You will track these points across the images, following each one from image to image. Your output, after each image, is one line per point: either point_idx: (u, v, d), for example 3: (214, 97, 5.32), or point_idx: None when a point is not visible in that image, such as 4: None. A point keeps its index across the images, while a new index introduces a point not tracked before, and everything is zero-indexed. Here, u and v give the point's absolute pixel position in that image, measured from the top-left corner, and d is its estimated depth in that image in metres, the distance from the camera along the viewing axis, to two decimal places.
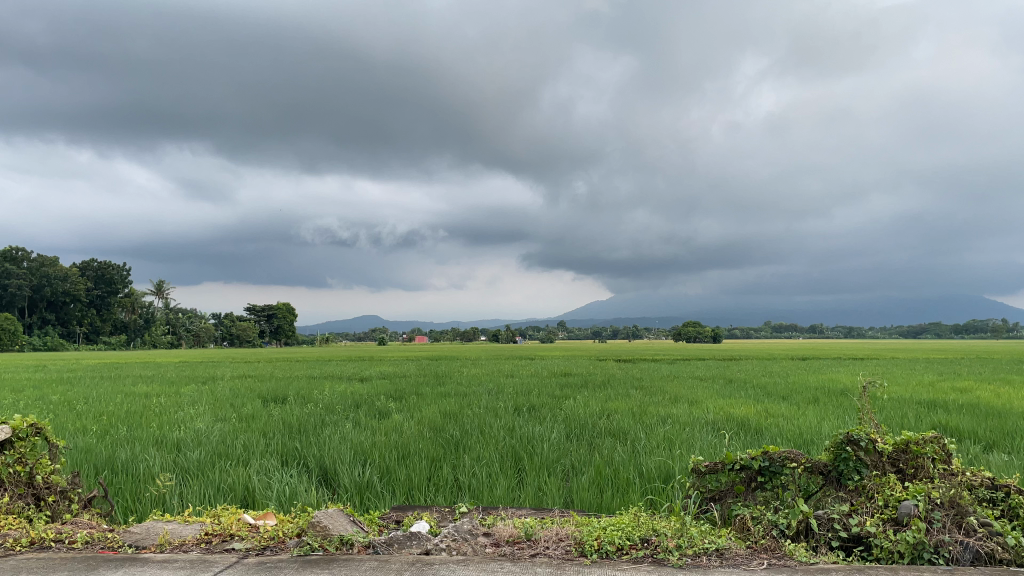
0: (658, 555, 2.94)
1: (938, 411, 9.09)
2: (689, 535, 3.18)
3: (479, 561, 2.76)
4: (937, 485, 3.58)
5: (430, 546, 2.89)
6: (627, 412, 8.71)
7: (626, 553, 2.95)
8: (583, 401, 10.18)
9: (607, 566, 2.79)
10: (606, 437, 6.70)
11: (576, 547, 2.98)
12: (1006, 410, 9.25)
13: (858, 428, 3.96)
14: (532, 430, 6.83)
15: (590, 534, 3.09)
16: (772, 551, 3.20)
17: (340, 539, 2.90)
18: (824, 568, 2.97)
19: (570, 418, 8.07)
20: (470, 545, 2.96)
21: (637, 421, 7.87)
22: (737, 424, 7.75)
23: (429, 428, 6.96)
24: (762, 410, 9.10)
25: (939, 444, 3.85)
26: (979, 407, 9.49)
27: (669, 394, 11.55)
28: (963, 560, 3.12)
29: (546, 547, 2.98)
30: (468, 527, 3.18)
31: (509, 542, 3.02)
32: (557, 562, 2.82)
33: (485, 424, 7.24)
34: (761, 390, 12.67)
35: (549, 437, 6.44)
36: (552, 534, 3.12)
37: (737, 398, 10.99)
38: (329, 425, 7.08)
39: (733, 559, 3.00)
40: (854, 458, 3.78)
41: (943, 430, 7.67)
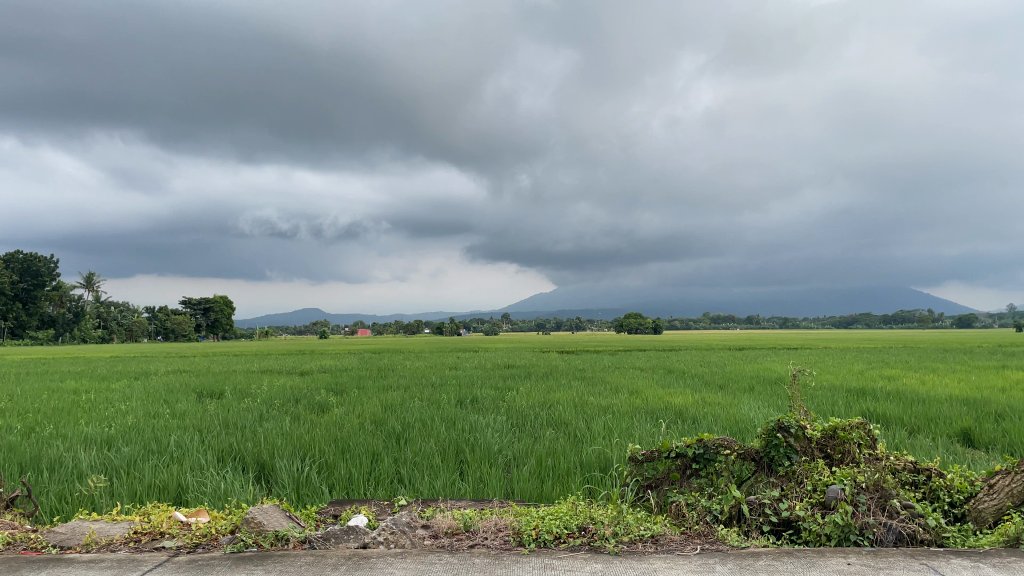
0: (595, 543, 2.99)
1: (867, 399, 9.45)
2: (625, 522, 3.24)
3: (417, 554, 2.76)
4: (863, 469, 3.72)
5: (367, 539, 2.87)
6: (568, 403, 8.80)
7: (563, 541, 2.99)
8: (524, 392, 10.23)
9: (544, 555, 2.83)
10: (548, 428, 6.75)
11: (515, 537, 3.01)
12: (929, 396, 9.66)
13: (789, 415, 4.10)
14: (474, 422, 6.84)
15: (528, 523, 3.11)
16: (705, 536, 3.29)
17: (275, 535, 2.87)
18: (753, 552, 3.06)
19: (512, 409, 8.11)
20: (408, 538, 2.95)
21: (578, 411, 7.97)
22: (675, 413, 7.91)
23: (370, 422, 6.91)
24: (700, 399, 9.31)
25: (865, 430, 4.01)
26: (904, 394, 9.90)
27: (609, 384, 11.70)
28: (886, 541, 3.26)
29: (484, 538, 3.00)
30: (407, 519, 3.18)
31: (447, 534, 3.03)
32: (495, 552, 2.83)
33: (426, 417, 7.23)
34: (699, 380, 12.96)
35: (491, 429, 6.46)
36: (490, 526, 3.13)
37: (676, 387, 11.21)
38: (267, 420, 6.97)
39: (668, 545, 3.07)
40: (784, 445, 3.90)
41: (870, 416, 7.99)
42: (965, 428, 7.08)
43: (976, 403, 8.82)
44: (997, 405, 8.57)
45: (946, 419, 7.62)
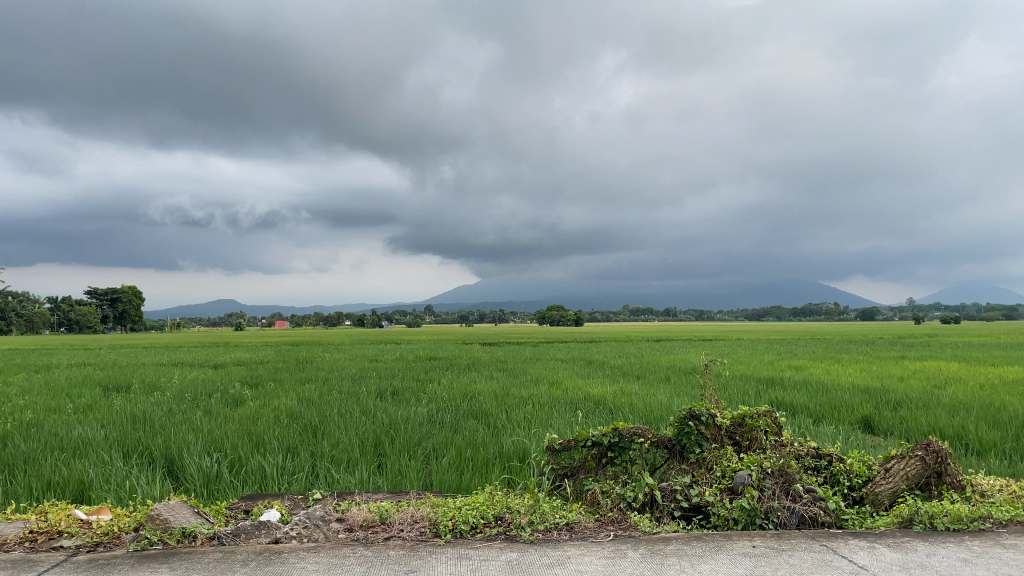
0: (511, 532, 3.02)
1: (776, 388, 9.81)
2: (541, 511, 3.28)
3: (330, 548, 2.73)
4: (769, 455, 3.86)
5: (279, 534, 2.83)
6: (489, 395, 8.82)
7: (479, 531, 3.01)
8: (444, 384, 10.21)
9: (461, 545, 2.84)
10: (468, 420, 6.76)
11: (431, 529, 3.01)
12: (834, 386, 10.09)
13: (700, 404, 4.23)
14: (394, 414, 6.79)
15: (444, 514, 3.11)
16: (619, 523, 3.36)
17: (182, 532, 2.79)
18: (664, 537, 3.15)
19: (433, 401, 8.09)
20: (322, 532, 2.92)
21: (499, 402, 8.01)
22: (594, 403, 8.04)
23: (286, 415, 6.77)
24: (618, 390, 9.49)
25: (771, 417, 4.18)
26: (811, 383, 10.32)
27: (530, 375, 11.79)
28: (789, 523, 3.41)
29: (400, 530, 2.99)
30: (321, 513, 3.14)
31: (362, 526, 3.01)
32: (410, 544, 2.83)
33: (343, 410, 7.14)
34: (617, 371, 13.21)
35: (411, 421, 6.43)
36: (406, 517, 3.12)
37: (595, 378, 11.39)
38: (178, 414, 6.75)
39: (582, 532, 3.13)
40: (695, 433, 4.04)
41: (779, 405, 8.30)
42: (865, 416, 7.44)
43: (876, 392, 9.28)
44: (895, 393, 9.04)
45: (848, 407, 7.99)
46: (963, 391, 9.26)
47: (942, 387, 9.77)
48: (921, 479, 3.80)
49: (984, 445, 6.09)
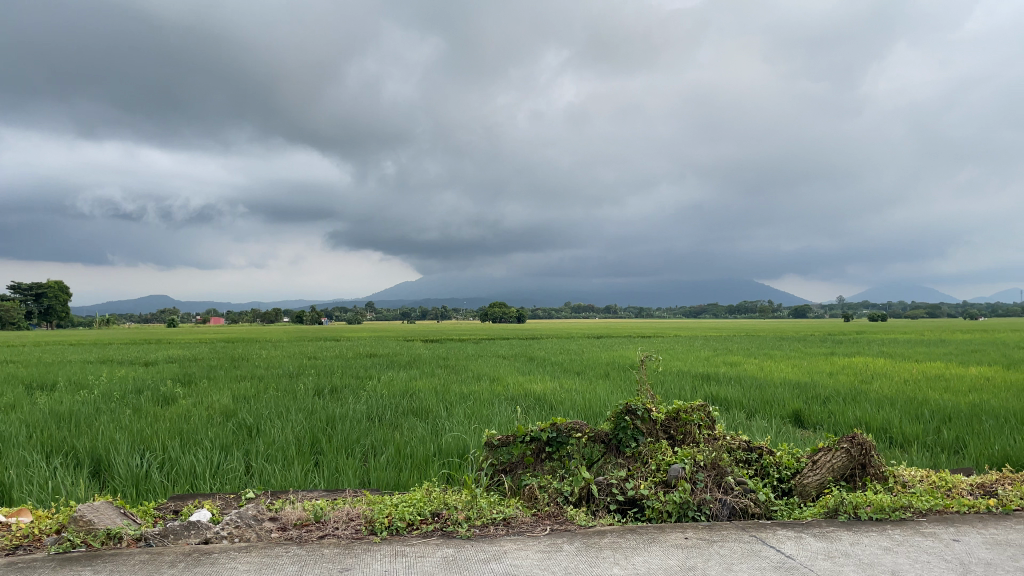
0: (448, 528, 3.02)
1: (711, 383, 10.01)
2: (478, 506, 3.28)
3: (262, 547, 2.69)
4: (702, 448, 3.95)
5: (209, 534, 2.77)
6: (429, 391, 8.79)
7: (416, 528, 3.00)
8: (384, 381, 10.12)
9: (397, 542, 2.83)
10: (408, 417, 6.73)
11: (366, 526, 2.99)
12: (768, 381, 10.35)
13: (636, 399, 4.31)
14: (332, 412, 6.70)
15: (381, 512, 3.10)
16: (555, 517, 3.40)
17: (107, 533, 2.71)
18: (599, 530, 3.19)
19: (372, 398, 8.02)
20: (254, 531, 2.87)
21: (439, 399, 7.98)
22: (534, 400, 8.08)
23: (219, 414, 6.62)
24: (558, 386, 9.55)
25: (705, 412, 4.28)
26: (746, 379, 10.56)
27: (471, 372, 11.80)
28: (721, 515, 3.49)
29: (335, 528, 2.96)
30: (253, 512, 3.09)
31: (296, 525, 2.97)
32: (345, 542, 2.80)
33: (281, 408, 7.03)
34: (558, 367, 13.30)
35: (350, 418, 6.37)
36: (341, 515, 3.09)
37: (536, 374, 11.45)
38: (106, 413, 6.53)
39: (519, 527, 3.15)
40: (632, 427, 4.11)
41: (714, 400, 8.47)
42: (796, 410, 7.65)
43: (807, 387, 9.56)
44: (824, 389, 9.33)
45: (780, 402, 8.21)
46: (888, 386, 9.60)
47: (869, 382, 10.12)
48: (847, 471, 3.94)
49: (907, 438, 6.33)
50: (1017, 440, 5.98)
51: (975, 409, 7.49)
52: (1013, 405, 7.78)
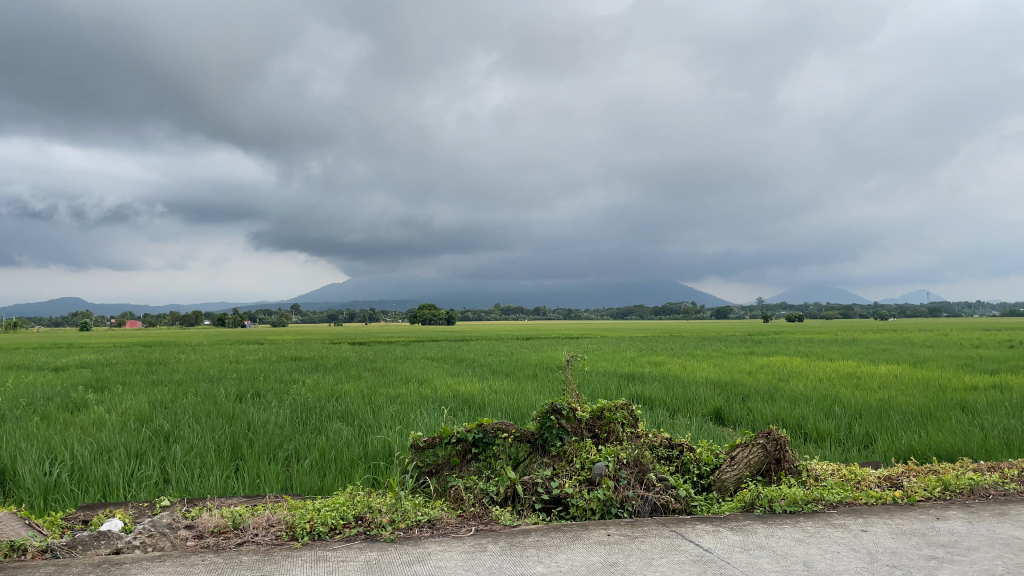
0: (371, 532, 3.00)
1: (636, 382, 10.23)
2: (402, 509, 3.27)
3: (177, 556, 2.61)
4: (625, 446, 4.03)
5: (121, 544, 2.68)
6: (355, 395, 8.69)
7: (338, 533, 2.97)
8: (309, 385, 9.95)
9: (318, 547, 2.79)
10: (333, 420, 6.64)
11: (288, 532, 2.94)
12: (690, 380, 10.61)
13: (561, 399, 4.37)
14: (254, 417, 6.56)
15: (302, 517, 3.04)
16: (480, 517, 3.41)
17: (10, 546, 2.59)
18: (524, 530, 3.22)
19: (295, 402, 7.89)
20: (169, 539, 2.79)
21: (365, 402, 7.90)
22: (462, 401, 8.08)
23: (134, 420, 6.39)
24: (486, 387, 9.57)
25: (628, 410, 4.38)
26: (669, 378, 10.81)
27: (399, 374, 11.72)
28: (643, 512, 3.57)
29: (255, 535, 2.90)
30: (168, 520, 2.99)
31: (213, 533, 2.89)
32: (265, 549, 2.75)
33: (200, 413, 6.83)
34: (487, 368, 13.32)
35: (273, 423, 6.25)
36: (261, 521, 3.03)
37: (464, 376, 11.44)
38: (10, 420, 6.23)
39: (444, 528, 3.15)
40: (557, 426, 4.17)
41: (638, 399, 8.64)
42: (716, 408, 7.88)
43: (727, 385, 9.85)
44: (744, 387, 9.63)
45: (701, 400, 8.44)
46: (804, 384, 9.97)
47: (785, 380, 10.49)
48: (763, 466, 4.08)
49: (819, 433, 6.60)
50: (920, 434, 6.30)
51: (883, 406, 7.85)
52: (917, 401, 8.19)
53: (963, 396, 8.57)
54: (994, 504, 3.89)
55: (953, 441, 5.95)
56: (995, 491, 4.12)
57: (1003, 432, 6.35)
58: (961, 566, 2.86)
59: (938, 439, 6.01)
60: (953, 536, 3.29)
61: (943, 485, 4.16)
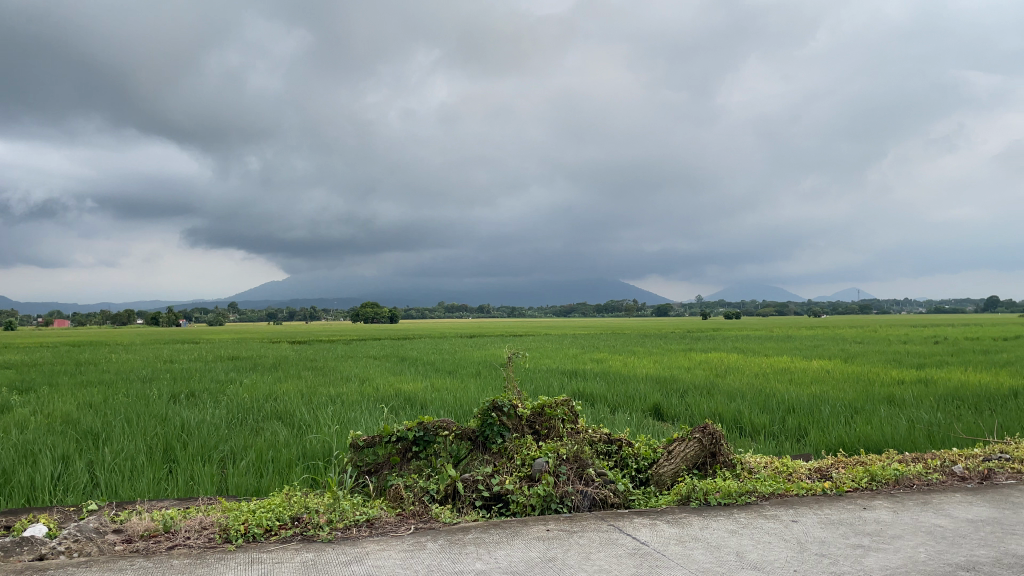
0: (308, 532, 2.96)
1: (578, 379, 10.34)
2: (340, 508, 3.23)
3: (105, 561, 2.54)
4: (565, 442, 4.07)
5: (44, 550, 2.59)
6: (294, 394, 8.57)
7: (273, 534, 2.92)
8: (247, 384, 9.77)
9: (253, 549, 2.74)
10: (271, 420, 6.54)
11: (221, 534, 2.88)
12: (631, 376, 10.77)
13: (502, 396, 4.40)
14: (188, 418, 6.41)
15: (237, 518, 2.99)
16: (419, 516, 3.39)
17: None
18: (464, 527, 3.22)
19: (232, 402, 7.73)
20: (96, 544, 2.71)
21: (305, 402, 7.80)
22: (403, 399, 8.03)
23: (60, 422, 6.18)
24: (429, 385, 9.55)
25: (567, 406, 4.43)
26: (610, 375, 10.96)
27: (340, 373, 11.60)
28: (582, 507, 3.62)
29: (187, 538, 2.83)
30: (95, 525, 2.91)
31: (143, 537, 2.82)
32: (198, 552, 2.69)
33: (132, 414, 6.64)
34: (429, 366, 13.27)
35: (208, 424, 6.11)
36: (194, 525, 2.96)
37: (406, 374, 11.39)
38: None
39: (382, 527, 3.13)
40: (498, 423, 4.19)
41: (580, 395, 8.73)
42: (655, 404, 8.01)
43: (666, 381, 10.02)
44: (683, 383, 9.82)
45: (641, 395, 8.57)
46: (739, 379, 10.21)
47: (723, 376, 10.70)
48: (699, 459, 4.17)
49: (754, 427, 6.77)
50: (849, 427, 6.52)
51: (815, 400, 8.09)
52: (847, 394, 8.47)
53: (890, 389, 8.90)
54: (917, 493, 4.05)
55: (880, 433, 6.17)
56: (918, 481, 4.29)
57: (927, 424, 6.61)
58: (886, 553, 2.97)
59: (866, 432, 6.22)
60: (878, 525, 3.41)
61: (869, 475, 4.31)
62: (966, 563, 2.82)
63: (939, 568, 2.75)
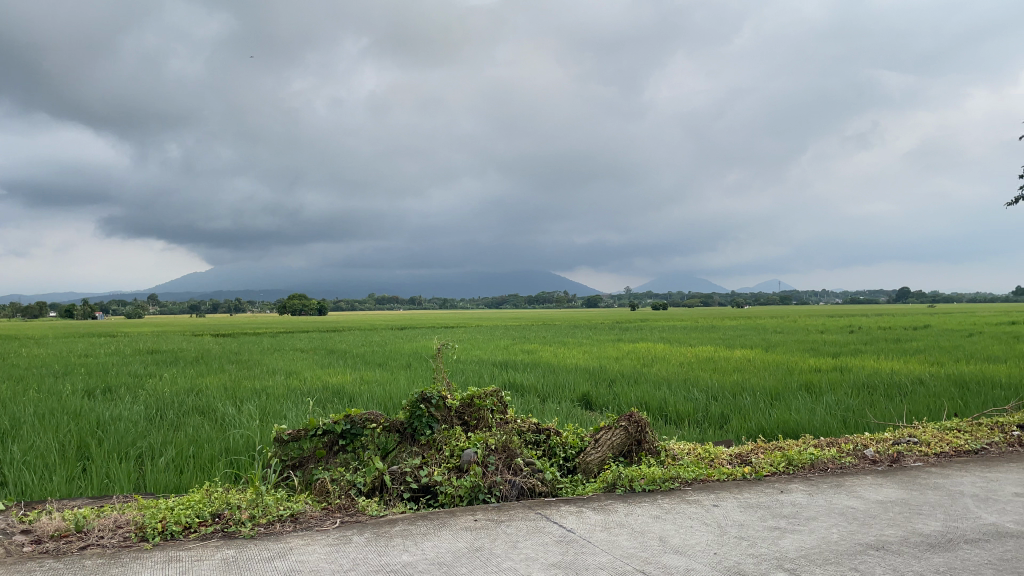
0: (230, 529, 2.90)
1: (508, 370, 10.38)
2: (263, 504, 3.17)
3: (11, 564, 2.43)
4: (493, 433, 4.09)
5: None
6: (217, 388, 8.34)
7: (193, 532, 2.85)
8: (168, 379, 9.49)
9: (171, 548, 2.67)
10: (193, 415, 6.36)
11: (136, 533, 2.79)
12: (560, 366, 10.89)
13: (431, 387, 4.38)
14: (104, 413, 6.17)
15: (154, 516, 2.90)
16: (346, 509, 3.36)
17: None
18: (391, 519, 3.20)
19: (151, 397, 7.48)
20: (2, 546, 2.59)
21: (229, 396, 7.61)
22: (331, 393, 7.92)
23: None
24: (358, 378, 9.45)
25: (497, 397, 4.45)
26: (540, 365, 11.05)
27: (266, 366, 11.37)
28: (510, 496, 3.64)
29: (100, 538, 2.73)
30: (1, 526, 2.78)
31: (53, 537, 2.71)
32: (112, 551, 2.60)
33: (43, 411, 6.36)
34: (359, 359, 13.14)
35: (125, 419, 5.91)
36: (107, 523, 2.86)
37: (334, 367, 11.24)
38: None
39: (307, 522, 3.09)
40: (426, 415, 4.18)
41: (509, 386, 8.77)
42: (584, 393, 8.11)
43: (594, 371, 10.15)
44: (611, 372, 9.96)
45: (570, 385, 8.67)
46: (666, 368, 10.44)
47: (650, 366, 10.90)
48: (624, 447, 4.25)
49: (679, 415, 6.93)
50: (768, 413, 6.74)
51: (736, 388, 8.33)
52: (767, 382, 8.74)
53: (807, 377, 9.23)
54: (831, 477, 4.22)
55: (797, 418, 6.41)
56: (832, 465, 4.47)
57: (841, 410, 6.88)
58: (801, 534, 3.09)
59: (784, 418, 6.45)
60: (795, 507, 3.54)
61: (787, 460, 4.47)
62: (876, 543, 2.95)
63: (850, 548, 2.87)
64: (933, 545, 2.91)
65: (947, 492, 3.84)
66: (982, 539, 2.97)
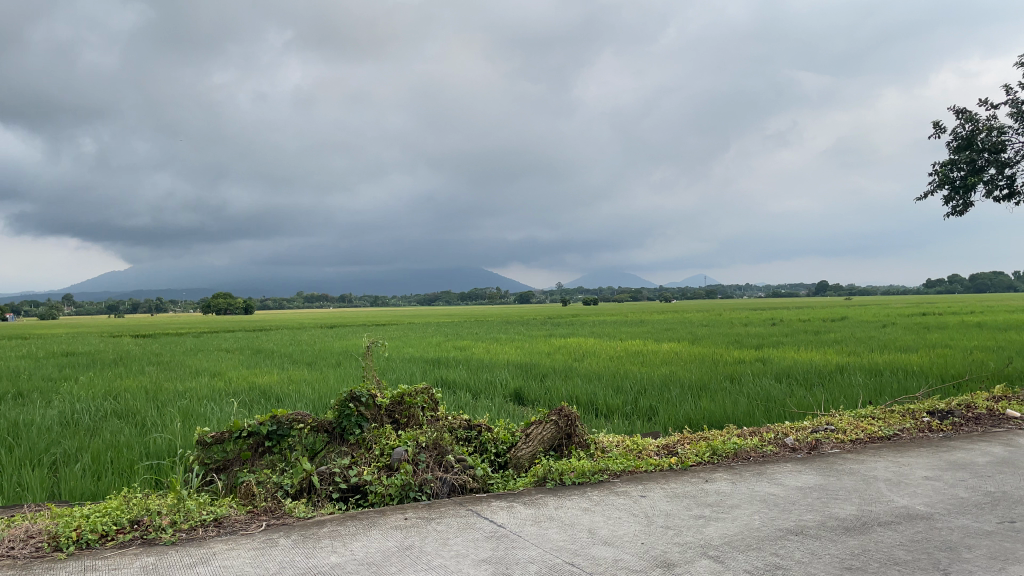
0: (149, 536, 2.81)
1: (439, 367, 10.36)
2: (184, 508, 3.08)
3: None
4: (425, 431, 4.07)
5: None
6: (138, 391, 8.06)
7: (110, 540, 2.75)
8: (85, 382, 9.10)
9: (86, 557, 2.57)
10: (111, 419, 6.13)
11: (49, 543, 2.68)
12: (492, 363, 10.90)
13: (361, 386, 4.35)
14: (14, 420, 5.89)
15: (68, 525, 2.79)
16: (272, 512, 3.29)
17: None
18: (318, 521, 3.16)
19: (65, 402, 7.16)
20: None
21: (151, 399, 7.34)
22: (258, 394, 7.73)
23: None
24: (287, 378, 9.28)
25: (428, 394, 4.43)
26: (473, 361, 11.04)
27: (190, 368, 11.02)
28: (441, 493, 3.63)
29: (10, 548, 2.61)
30: None
31: None
32: (23, 562, 2.49)
33: None
34: (288, 358, 12.90)
35: (38, 426, 5.64)
36: (18, 534, 2.74)
37: (260, 367, 11.00)
38: None
39: (231, 526, 3.01)
40: (356, 414, 4.14)
41: (440, 382, 8.74)
42: (516, 389, 8.13)
43: (525, 367, 10.20)
44: (543, 367, 10.01)
45: (502, 381, 8.68)
46: (597, 363, 10.55)
47: (581, 360, 11.01)
48: (555, 441, 4.29)
49: (608, 408, 7.03)
50: (694, 405, 6.90)
51: (664, 380, 8.49)
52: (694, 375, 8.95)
53: (732, 369, 9.48)
54: (753, 465, 4.36)
55: (722, 409, 6.58)
56: (754, 453, 4.61)
57: (763, 400, 7.09)
58: (725, 522, 3.18)
59: (709, 409, 6.60)
60: (719, 496, 3.64)
61: (712, 449, 4.59)
62: (796, 528, 3.06)
63: (771, 534, 2.97)
64: (849, 529, 3.03)
65: (862, 477, 4.01)
66: (894, 522, 3.12)
